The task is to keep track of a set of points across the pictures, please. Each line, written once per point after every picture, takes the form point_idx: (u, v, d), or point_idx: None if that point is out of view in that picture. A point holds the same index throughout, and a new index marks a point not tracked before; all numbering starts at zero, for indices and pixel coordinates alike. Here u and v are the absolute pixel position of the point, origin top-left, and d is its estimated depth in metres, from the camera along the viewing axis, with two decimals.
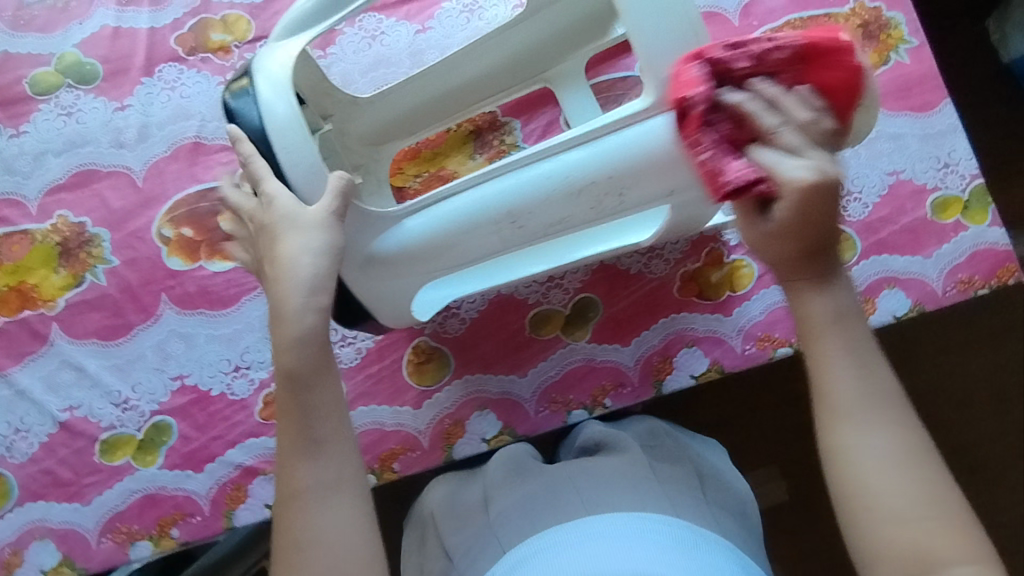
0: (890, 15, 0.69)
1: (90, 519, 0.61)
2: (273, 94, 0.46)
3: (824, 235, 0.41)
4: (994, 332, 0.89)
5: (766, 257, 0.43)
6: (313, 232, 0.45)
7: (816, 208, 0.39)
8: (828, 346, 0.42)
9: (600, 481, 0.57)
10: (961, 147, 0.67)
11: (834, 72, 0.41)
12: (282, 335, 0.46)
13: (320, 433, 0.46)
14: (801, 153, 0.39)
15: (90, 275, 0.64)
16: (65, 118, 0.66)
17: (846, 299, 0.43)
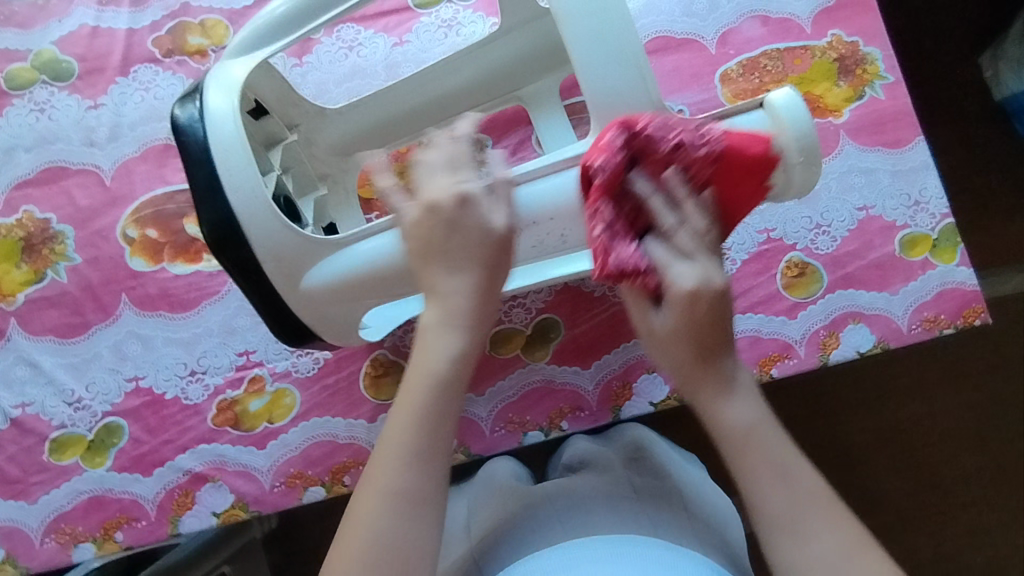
0: (867, 50, 0.69)
1: (35, 518, 0.60)
2: (219, 115, 0.47)
3: (717, 348, 0.46)
4: (974, 369, 0.90)
5: (686, 382, 0.47)
6: (507, 255, 0.46)
7: (699, 318, 0.44)
8: (750, 465, 0.45)
9: (577, 498, 0.56)
10: (931, 186, 0.67)
11: (744, 179, 0.44)
12: (429, 343, 0.45)
13: (434, 442, 0.44)
14: (688, 262, 0.44)
15: (51, 272, 0.64)
16: (37, 114, 0.67)
17: (762, 409, 0.46)
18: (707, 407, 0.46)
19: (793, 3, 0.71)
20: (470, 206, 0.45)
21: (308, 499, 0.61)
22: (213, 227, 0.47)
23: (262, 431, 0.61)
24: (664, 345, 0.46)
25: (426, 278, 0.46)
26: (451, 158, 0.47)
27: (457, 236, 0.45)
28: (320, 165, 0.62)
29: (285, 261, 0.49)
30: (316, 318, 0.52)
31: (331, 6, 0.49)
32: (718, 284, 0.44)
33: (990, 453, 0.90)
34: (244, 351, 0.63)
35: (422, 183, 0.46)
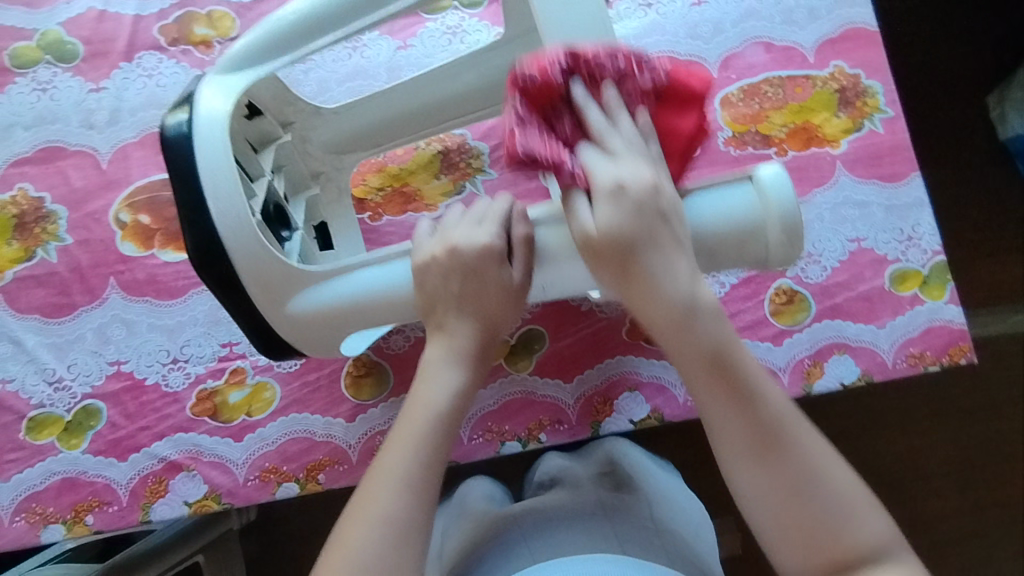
0: (868, 83, 0.70)
1: (6, 496, 0.60)
2: (210, 132, 0.46)
3: (662, 254, 0.43)
4: (962, 408, 0.90)
5: (636, 305, 0.44)
6: (518, 312, 0.48)
7: (635, 226, 0.42)
8: (711, 392, 0.44)
9: (543, 522, 0.56)
10: (925, 222, 0.67)
11: (683, 115, 0.44)
12: (429, 377, 0.48)
13: (427, 473, 0.45)
14: (618, 163, 0.42)
15: (41, 250, 0.64)
16: (39, 93, 0.67)
17: (720, 322, 0.44)
18: (661, 331, 0.44)
19: (797, 33, 0.71)
20: (491, 258, 0.46)
21: (281, 495, 0.61)
22: (198, 249, 0.47)
23: (240, 423, 0.61)
24: (610, 266, 0.43)
25: (434, 317, 0.48)
26: (488, 211, 0.48)
27: (477, 286, 0.47)
28: (316, 162, 0.63)
29: (270, 286, 0.49)
30: (300, 338, 0.52)
31: (331, 29, 0.48)
32: (654, 184, 0.42)
33: (973, 493, 0.89)
34: (228, 342, 0.63)
35: (453, 228, 0.48)
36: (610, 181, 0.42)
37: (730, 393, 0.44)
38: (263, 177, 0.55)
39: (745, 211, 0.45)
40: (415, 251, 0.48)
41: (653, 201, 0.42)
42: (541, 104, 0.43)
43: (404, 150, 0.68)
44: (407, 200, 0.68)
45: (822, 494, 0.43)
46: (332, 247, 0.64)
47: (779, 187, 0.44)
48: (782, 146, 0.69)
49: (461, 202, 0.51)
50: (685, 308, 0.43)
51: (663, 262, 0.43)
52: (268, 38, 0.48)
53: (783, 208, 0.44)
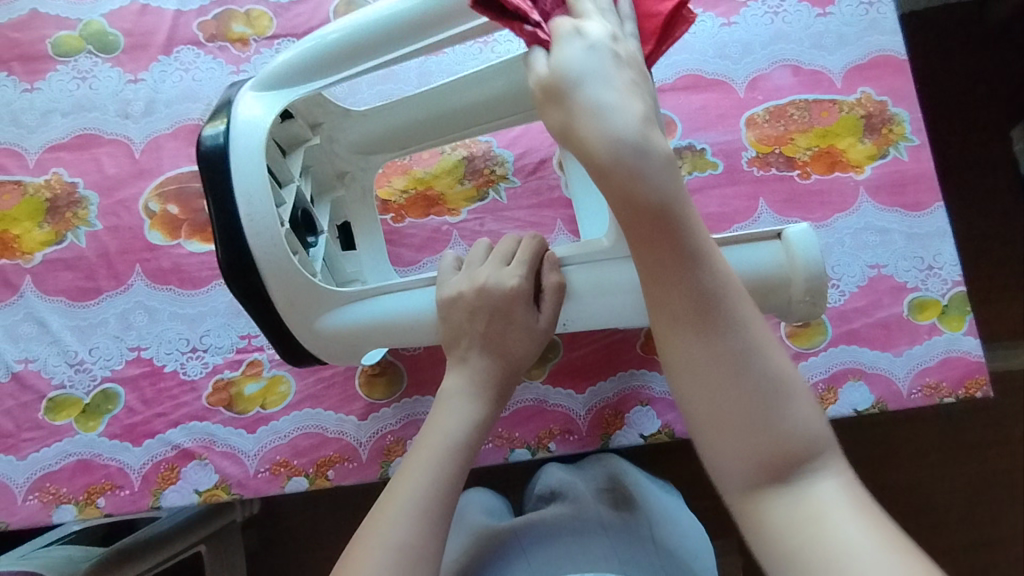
0: (894, 110, 0.70)
1: (22, 474, 0.61)
2: (246, 147, 0.48)
3: (619, 94, 0.40)
4: (972, 442, 0.89)
5: (578, 149, 0.41)
6: (536, 352, 0.50)
7: (585, 66, 0.40)
8: (649, 249, 0.40)
9: (544, 538, 0.56)
10: (946, 252, 0.67)
11: (666, 3, 0.44)
12: (448, 410, 0.48)
13: (442, 503, 0.45)
14: (585, 18, 0.42)
15: (70, 234, 0.66)
16: (78, 82, 0.69)
17: (672, 179, 0.40)
18: (602, 182, 0.41)
19: (825, 57, 0.72)
20: (516, 298, 0.49)
21: (290, 489, 0.61)
22: (230, 265, 0.47)
23: (254, 415, 0.62)
24: (557, 102, 0.41)
25: (457, 349, 0.50)
26: (514, 253, 0.51)
27: (502, 325, 0.49)
28: (342, 161, 0.64)
29: (297, 302, 0.50)
30: (321, 347, 0.53)
31: (371, 55, 0.50)
32: (614, 44, 0.41)
33: (980, 529, 0.88)
34: (247, 335, 0.64)
35: (480, 267, 0.51)
36: (571, 32, 0.41)
37: (669, 255, 0.40)
38: (293, 182, 0.55)
39: (776, 267, 0.48)
40: (442, 287, 0.51)
41: (612, 51, 0.41)
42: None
43: (429, 154, 0.69)
44: (429, 203, 0.68)
45: (762, 378, 0.40)
46: (354, 247, 0.66)
47: (806, 248, 0.49)
48: (806, 169, 0.69)
49: (486, 241, 0.54)
50: (635, 149, 0.39)
51: (610, 95, 0.40)
52: (308, 58, 0.50)
53: (810, 269, 0.48)
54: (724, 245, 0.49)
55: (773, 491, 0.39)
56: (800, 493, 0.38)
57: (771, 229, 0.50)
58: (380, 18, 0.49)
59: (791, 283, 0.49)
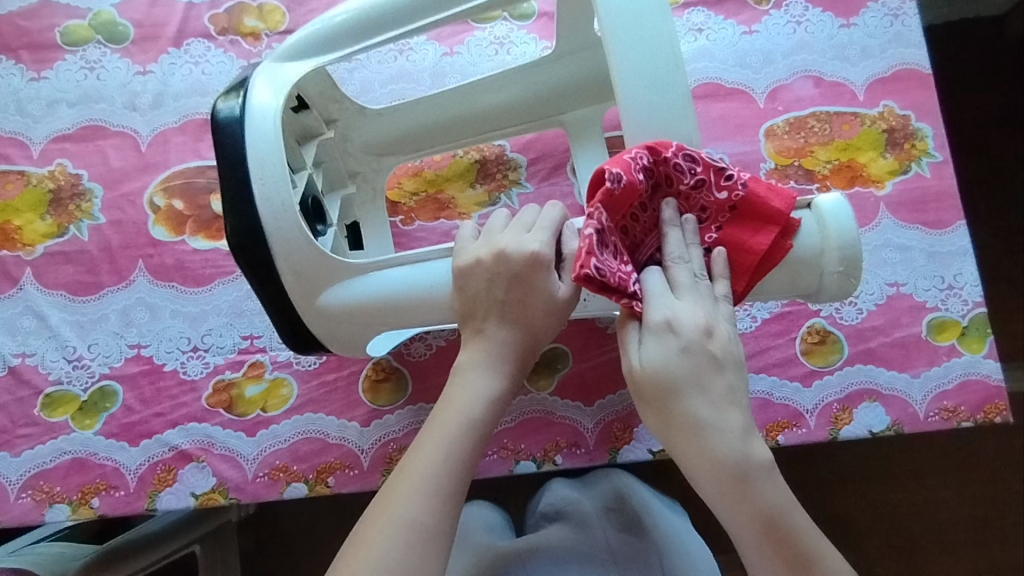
0: (917, 125, 0.68)
1: (15, 471, 0.60)
2: (261, 117, 0.47)
3: (719, 394, 0.42)
4: (984, 465, 0.87)
5: (683, 459, 0.42)
6: (560, 323, 0.47)
7: (674, 369, 0.41)
8: (762, 554, 0.41)
9: (545, 565, 0.55)
10: (967, 272, 0.65)
11: (760, 236, 0.44)
12: (462, 384, 0.47)
13: (455, 480, 0.44)
14: (680, 305, 0.42)
15: (73, 227, 0.64)
16: (86, 72, 0.67)
17: (774, 487, 0.42)
18: (710, 493, 0.42)
19: (848, 69, 0.70)
20: (539, 268, 0.45)
21: (289, 496, 0.60)
22: (238, 234, 0.47)
23: (255, 418, 0.61)
24: (660, 410, 0.42)
25: (474, 321, 0.47)
26: (537, 219, 0.47)
27: (522, 295, 0.46)
28: (353, 162, 0.62)
29: (305, 277, 0.49)
30: (330, 331, 0.51)
31: (395, 26, 0.49)
32: (711, 326, 0.42)
33: (989, 554, 0.86)
34: (249, 335, 0.62)
35: (500, 234, 0.47)
36: (664, 320, 0.41)
37: (696, 435, 0.41)
38: (304, 170, 0.54)
39: (804, 238, 0.45)
40: (459, 254, 0.47)
41: (705, 344, 0.42)
42: (619, 212, 0.43)
43: (441, 157, 0.68)
44: (440, 206, 0.67)
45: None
46: (362, 246, 0.64)
47: (840, 218, 0.45)
48: (825, 183, 0.67)
49: (506, 207, 0.50)
50: (677, 382, 0.41)
51: (709, 414, 0.41)
52: (329, 31, 0.49)
53: (843, 240, 0.44)
54: None
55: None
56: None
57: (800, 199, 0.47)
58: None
59: (824, 254, 0.45)
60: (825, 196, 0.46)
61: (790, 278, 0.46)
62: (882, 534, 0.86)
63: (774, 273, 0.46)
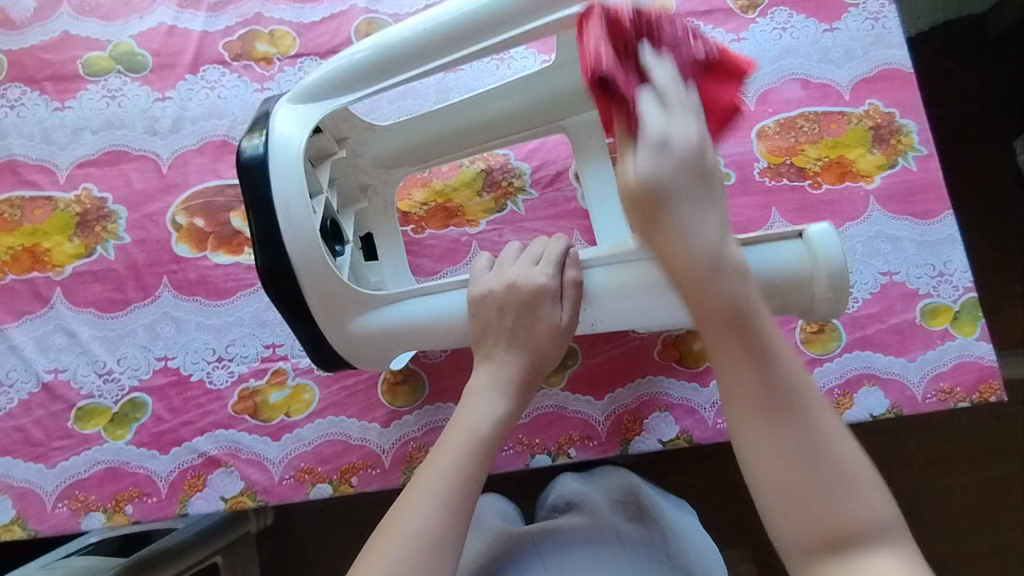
0: (902, 121, 0.72)
1: (51, 483, 0.62)
2: (285, 154, 0.50)
3: (696, 219, 0.44)
4: (984, 449, 0.89)
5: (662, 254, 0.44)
6: (562, 350, 0.51)
7: (665, 160, 0.43)
8: (686, 272, 0.43)
9: (559, 542, 0.57)
10: (956, 259, 0.68)
11: (729, 92, 0.49)
12: (472, 405, 0.49)
13: (463, 493, 0.46)
14: (668, 115, 0.45)
15: (100, 247, 0.67)
16: (108, 100, 0.71)
17: (744, 286, 0.43)
18: (686, 285, 0.44)
19: (834, 71, 0.74)
20: (545, 296, 0.50)
21: (314, 496, 0.62)
22: (267, 266, 0.49)
23: (279, 423, 0.63)
24: (646, 214, 0.44)
25: (484, 345, 0.51)
26: (544, 253, 0.52)
27: (529, 324, 0.50)
28: (364, 175, 0.65)
29: (330, 303, 0.51)
30: (355, 350, 0.54)
31: (410, 67, 0.52)
32: (699, 145, 0.44)
33: (995, 536, 0.88)
34: (271, 344, 0.65)
35: (512, 266, 0.52)
36: (658, 134, 0.44)
37: (675, 213, 0.43)
38: (321, 193, 0.56)
39: (798, 267, 0.48)
40: (475, 284, 0.52)
41: (695, 160, 0.44)
42: (616, 37, 0.46)
43: (448, 167, 0.71)
44: (449, 215, 0.70)
45: (829, 465, 0.40)
46: (376, 258, 0.67)
47: (829, 247, 0.48)
48: (816, 179, 0.71)
49: (517, 243, 0.55)
50: (659, 151, 0.43)
51: (692, 216, 0.43)
52: (346, 72, 0.52)
53: (833, 266, 0.48)
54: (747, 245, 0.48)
55: (836, 567, 0.39)
56: (859, 560, 0.39)
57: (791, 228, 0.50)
58: (418, 33, 0.51)
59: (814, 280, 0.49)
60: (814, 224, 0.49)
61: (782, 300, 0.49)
62: None
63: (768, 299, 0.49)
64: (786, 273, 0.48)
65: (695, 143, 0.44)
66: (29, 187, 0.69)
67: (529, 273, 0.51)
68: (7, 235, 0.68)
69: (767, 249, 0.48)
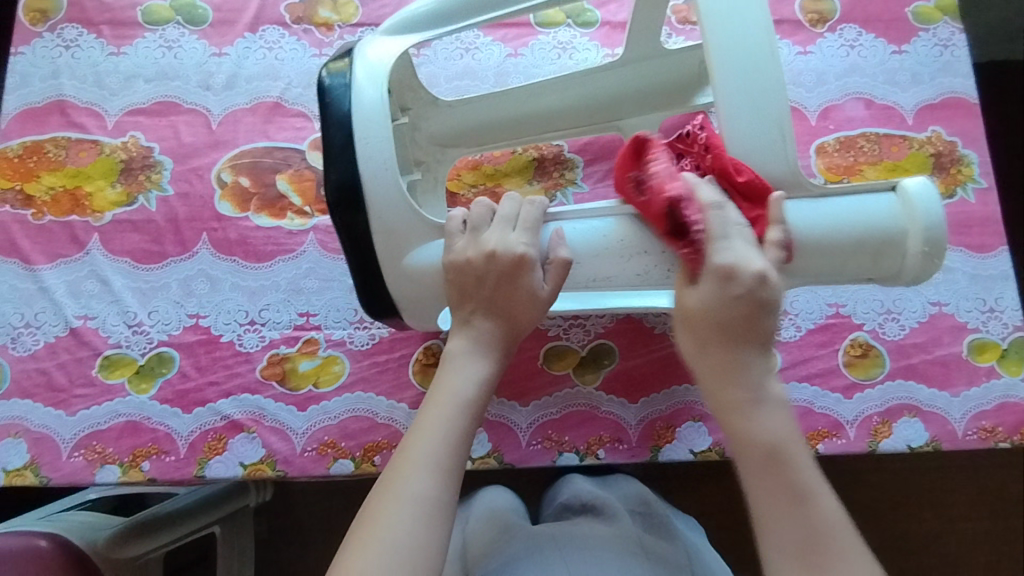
0: (964, 151, 0.70)
1: (70, 430, 0.61)
2: (368, 85, 0.49)
3: (747, 351, 0.44)
4: (1005, 499, 0.87)
5: (711, 382, 0.45)
6: (542, 317, 0.51)
7: (730, 304, 0.43)
8: (730, 394, 0.44)
9: (580, 545, 0.56)
10: (1008, 296, 0.67)
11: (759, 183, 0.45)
12: (453, 369, 0.50)
13: (453, 458, 0.45)
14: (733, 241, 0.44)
15: (142, 197, 0.66)
16: (164, 50, 0.70)
17: (782, 422, 0.44)
18: (728, 411, 0.44)
19: (898, 94, 0.72)
20: (526, 266, 0.49)
21: (335, 472, 0.61)
22: (338, 188, 0.49)
23: (306, 393, 0.62)
24: (704, 338, 0.45)
25: (461, 311, 0.51)
26: (519, 216, 0.50)
27: (506, 291, 0.50)
28: (419, 151, 0.64)
29: (393, 234, 0.50)
30: (406, 294, 0.52)
31: (495, 10, 0.52)
32: (766, 274, 0.43)
33: None
34: (306, 313, 0.64)
35: (485, 233, 0.50)
36: (725, 264, 0.43)
37: (725, 340, 0.44)
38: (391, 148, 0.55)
39: (888, 221, 0.47)
40: (450, 249, 0.49)
41: (761, 289, 0.43)
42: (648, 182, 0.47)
43: (501, 152, 0.70)
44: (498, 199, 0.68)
45: None
46: None
47: (926, 200, 0.47)
48: None
49: (486, 197, 0.52)
50: (729, 282, 0.43)
51: (745, 349, 0.44)
52: (439, 9, 0.52)
53: (929, 220, 0.46)
54: (836, 194, 0.47)
55: None
56: None
57: (883, 183, 0.48)
58: None
59: (908, 237, 0.47)
60: (911, 180, 0.48)
61: (871, 261, 0.48)
62: (897, 562, 0.86)
63: (854, 256, 0.47)
64: (872, 229, 0.47)
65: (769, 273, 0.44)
66: (76, 129, 0.68)
67: (515, 240, 0.49)
68: (49, 175, 0.67)
69: (857, 200, 0.47)
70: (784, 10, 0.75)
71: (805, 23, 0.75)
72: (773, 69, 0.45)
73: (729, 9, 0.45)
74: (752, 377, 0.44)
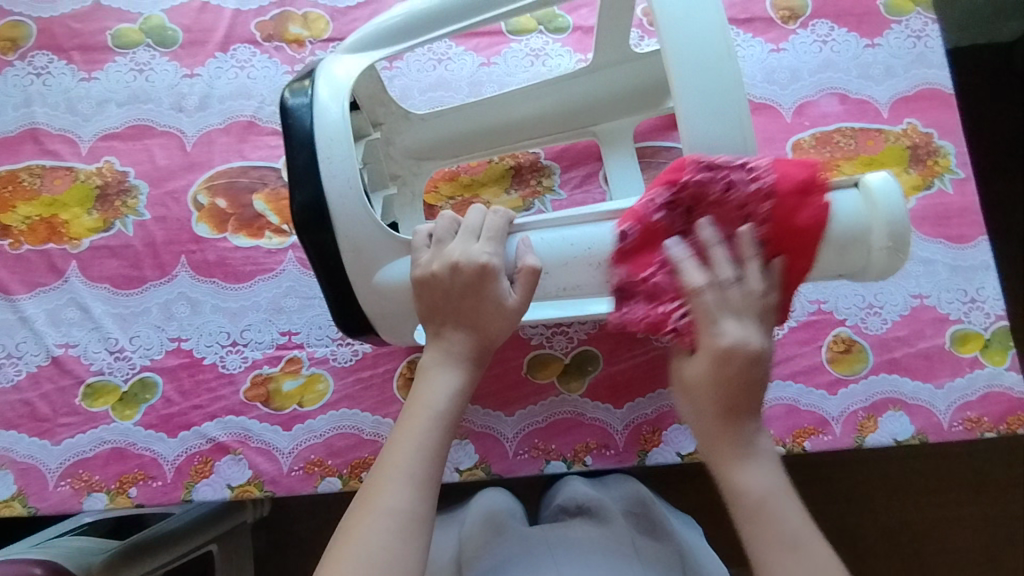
0: (940, 143, 0.70)
1: (55, 460, 0.61)
2: (330, 103, 0.49)
3: (742, 415, 0.45)
4: (997, 484, 0.87)
5: (706, 437, 0.46)
6: (512, 328, 0.50)
7: (727, 381, 0.44)
8: (723, 447, 0.45)
9: (572, 547, 0.56)
10: (989, 286, 0.67)
11: (806, 232, 0.46)
12: (428, 381, 0.49)
13: (427, 471, 0.45)
14: (732, 322, 0.44)
15: (119, 222, 0.66)
16: (136, 73, 0.70)
17: (773, 476, 0.45)
18: (723, 465, 0.45)
19: (872, 87, 0.72)
20: (490, 274, 0.48)
21: (323, 490, 0.61)
22: (304, 209, 0.49)
23: (291, 412, 0.62)
24: (706, 403, 0.45)
25: (434, 324, 0.50)
26: (484, 226, 0.50)
27: (473, 302, 0.49)
28: (394, 165, 0.64)
29: (362, 251, 0.50)
30: (379, 311, 0.52)
31: (456, 22, 0.52)
32: (758, 353, 0.44)
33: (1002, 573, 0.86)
34: (287, 332, 0.64)
35: (450, 245, 0.49)
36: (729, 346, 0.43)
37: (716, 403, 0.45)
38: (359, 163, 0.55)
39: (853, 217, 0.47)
40: (416, 263, 0.49)
41: (751, 363, 0.44)
42: (647, 246, 0.46)
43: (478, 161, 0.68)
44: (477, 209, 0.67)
45: None
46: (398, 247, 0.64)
47: (889, 196, 0.47)
48: None
49: (451, 210, 0.52)
50: (742, 359, 0.44)
51: (741, 408, 0.45)
52: (400, 25, 0.52)
53: (892, 217, 0.47)
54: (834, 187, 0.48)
55: None
56: None
57: (846, 179, 0.49)
58: None
59: (872, 231, 0.47)
60: (874, 175, 0.48)
61: (839, 256, 0.48)
62: (893, 551, 0.86)
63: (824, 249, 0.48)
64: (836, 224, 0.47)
65: (758, 345, 0.44)
66: (50, 156, 0.68)
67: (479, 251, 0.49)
68: (25, 204, 0.66)
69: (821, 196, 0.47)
70: (755, 8, 0.75)
71: (777, 20, 0.75)
72: (731, 70, 0.44)
73: (686, 12, 0.45)
74: (744, 436, 0.45)
